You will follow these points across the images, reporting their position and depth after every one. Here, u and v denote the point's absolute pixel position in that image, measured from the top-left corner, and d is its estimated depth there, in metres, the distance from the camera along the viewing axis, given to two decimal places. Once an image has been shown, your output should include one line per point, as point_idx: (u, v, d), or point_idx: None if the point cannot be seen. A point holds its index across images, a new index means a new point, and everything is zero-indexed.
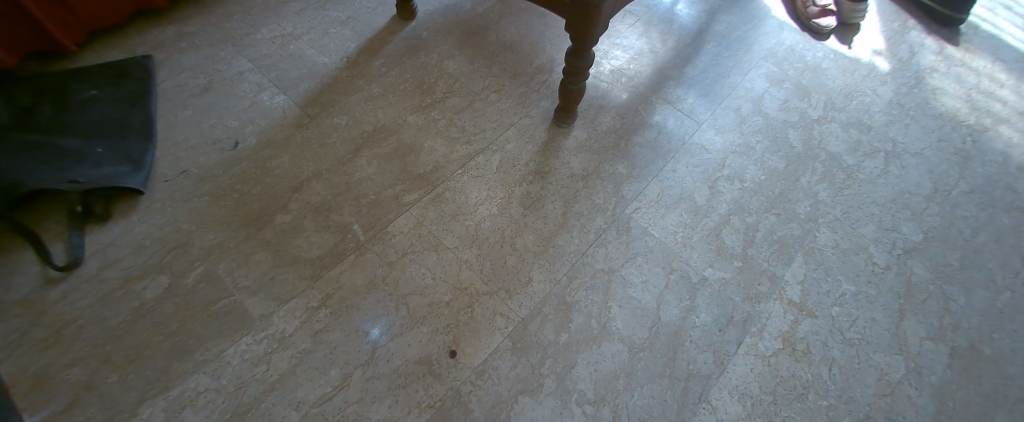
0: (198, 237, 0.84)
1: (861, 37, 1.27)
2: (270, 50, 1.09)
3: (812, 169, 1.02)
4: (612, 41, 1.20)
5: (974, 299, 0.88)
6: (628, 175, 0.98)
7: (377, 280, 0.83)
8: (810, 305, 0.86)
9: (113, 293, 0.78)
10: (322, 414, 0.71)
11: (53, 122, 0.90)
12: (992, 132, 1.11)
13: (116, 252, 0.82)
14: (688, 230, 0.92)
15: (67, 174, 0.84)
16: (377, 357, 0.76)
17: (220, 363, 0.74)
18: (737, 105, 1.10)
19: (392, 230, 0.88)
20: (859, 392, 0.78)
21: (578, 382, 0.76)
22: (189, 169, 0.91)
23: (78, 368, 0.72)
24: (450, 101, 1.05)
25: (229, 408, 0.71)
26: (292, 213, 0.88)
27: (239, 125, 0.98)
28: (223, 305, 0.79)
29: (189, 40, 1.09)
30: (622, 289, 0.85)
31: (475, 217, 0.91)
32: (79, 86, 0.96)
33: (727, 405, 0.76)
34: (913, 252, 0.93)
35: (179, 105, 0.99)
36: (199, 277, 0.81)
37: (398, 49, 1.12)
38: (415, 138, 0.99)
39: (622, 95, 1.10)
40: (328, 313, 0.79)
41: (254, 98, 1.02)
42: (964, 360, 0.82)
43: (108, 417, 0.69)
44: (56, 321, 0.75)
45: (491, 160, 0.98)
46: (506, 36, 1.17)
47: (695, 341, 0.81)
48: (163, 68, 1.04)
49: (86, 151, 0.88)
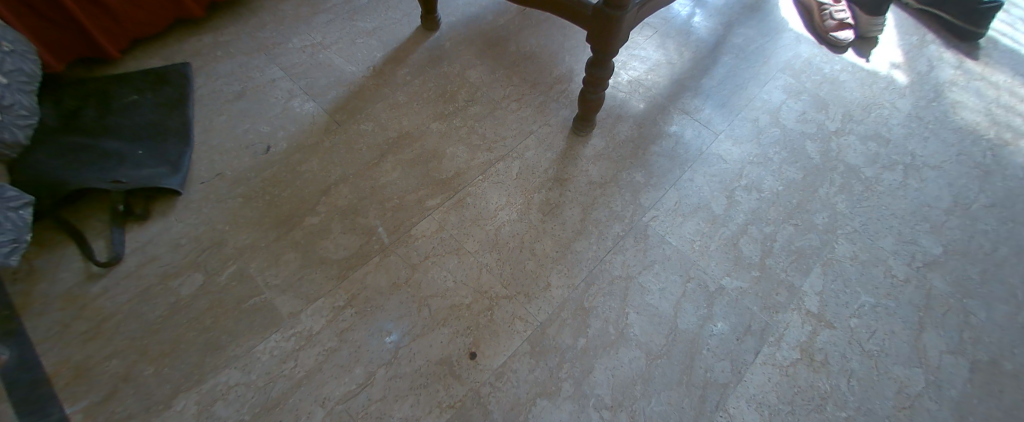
0: (230, 237, 0.88)
1: (880, 51, 1.27)
2: (300, 59, 1.13)
3: (829, 180, 1.03)
4: (630, 52, 1.22)
5: (995, 314, 0.88)
6: (646, 184, 1.00)
7: (400, 282, 0.85)
8: (828, 316, 0.86)
9: (150, 289, 0.82)
10: (347, 411, 0.73)
11: (96, 125, 0.95)
12: (1013, 146, 1.10)
13: (154, 250, 0.86)
14: (706, 239, 0.94)
15: (109, 175, 0.88)
16: (400, 356, 0.78)
17: (250, 359, 0.77)
18: (755, 117, 1.12)
19: (415, 234, 0.90)
20: (878, 404, 0.78)
21: (596, 386, 0.77)
22: (222, 171, 0.95)
23: (116, 360, 0.75)
24: (472, 109, 1.08)
25: (258, 402, 0.73)
26: (320, 216, 0.91)
27: (269, 130, 1.02)
28: (253, 302, 0.82)
29: (223, 49, 1.13)
30: (639, 295, 0.87)
31: (495, 222, 0.93)
32: (120, 91, 1.01)
33: (744, 413, 0.77)
34: (933, 265, 0.93)
35: (213, 111, 1.03)
36: (230, 276, 0.84)
37: (422, 59, 1.15)
38: (438, 145, 1.02)
39: (640, 106, 1.12)
40: (353, 313, 0.82)
41: (284, 105, 1.06)
42: (986, 374, 0.82)
43: (144, 408, 0.72)
44: (96, 315, 0.79)
45: (512, 167, 1.00)
46: (527, 47, 1.20)
47: (712, 348, 0.82)
48: (199, 75, 1.08)
49: (127, 153, 0.92)
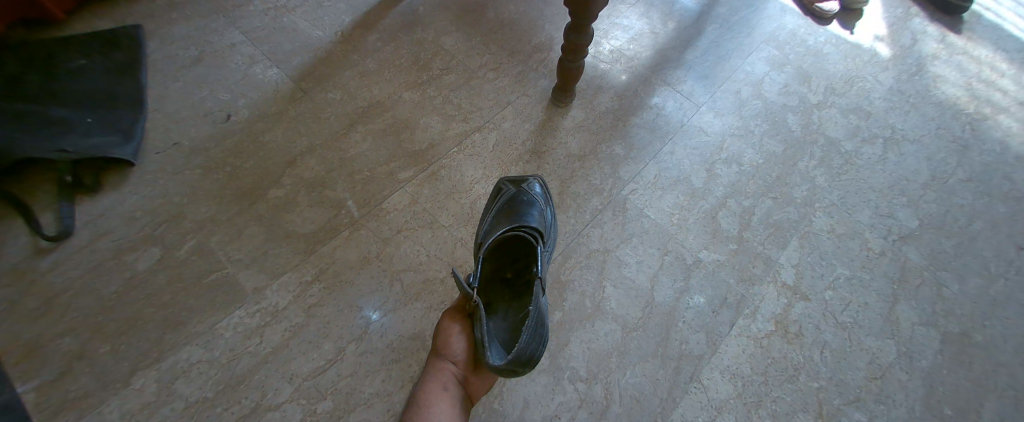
0: (191, 210, 0.84)
1: (863, 23, 1.25)
2: (263, 23, 1.07)
3: (810, 153, 1.02)
4: (612, 20, 1.18)
5: (966, 286, 0.89)
6: (625, 157, 0.97)
7: (371, 256, 0.82)
8: (804, 288, 0.86)
9: (104, 264, 0.78)
10: (315, 387, 0.71)
11: (40, 91, 0.88)
12: (991, 121, 1.10)
13: (107, 223, 0.81)
14: (684, 212, 0.92)
15: (56, 144, 0.82)
16: (371, 332, 0.76)
17: (213, 336, 0.74)
18: (737, 89, 1.09)
19: (386, 207, 0.87)
20: (850, 375, 0.79)
21: (571, 360, 0.77)
22: (181, 141, 0.90)
23: (68, 339, 0.71)
24: (447, 78, 1.04)
25: (222, 380, 0.71)
26: (286, 188, 0.87)
27: (231, 98, 0.96)
28: (216, 277, 0.78)
29: (179, 11, 1.07)
30: (616, 269, 0.85)
31: (470, 195, 0.90)
32: (66, 55, 0.94)
33: (718, 384, 0.77)
34: (908, 238, 0.93)
35: (169, 77, 0.97)
36: (191, 250, 0.80)
37: (394, 25, 1.10)
38: (411, 114, 0.98)
39: (622, 77, 1.08)
40: (321, 289, 0.79)
41: (247, 71, 1.00)
42: (956, 345, 0.83)
43: (100, 387, 0.69)
44: (46, 291, 0.75)
45: (488, 139, 0.97)
46: (505, 13, 1.15)
47: (688, 321, 0.81)
48: (153, 38, 1.02)
49: (75, 120, 0.86)
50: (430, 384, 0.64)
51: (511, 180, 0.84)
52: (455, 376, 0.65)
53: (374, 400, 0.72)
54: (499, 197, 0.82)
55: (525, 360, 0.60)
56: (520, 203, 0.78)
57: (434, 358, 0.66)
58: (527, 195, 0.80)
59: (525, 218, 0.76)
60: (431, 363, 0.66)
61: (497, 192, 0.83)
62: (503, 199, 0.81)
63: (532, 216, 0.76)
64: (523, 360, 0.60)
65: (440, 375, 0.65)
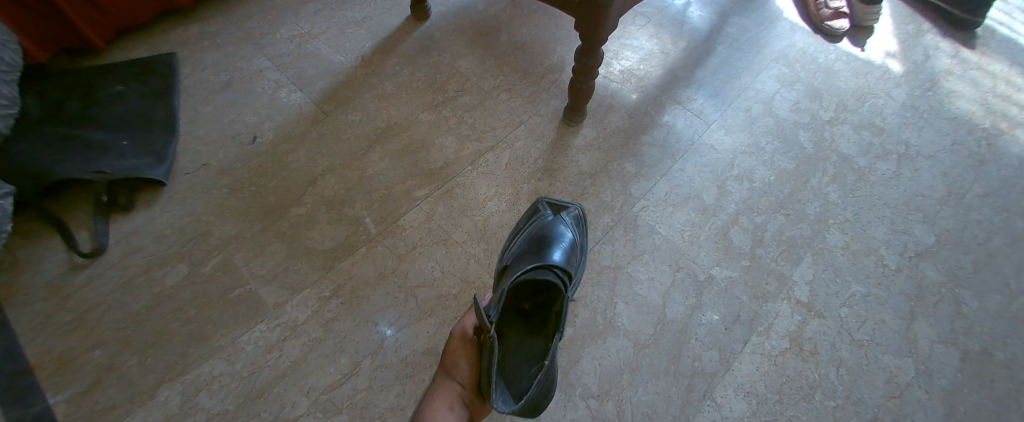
0: (217, 227, 0.87)
1: (874, 40, 1.26)
2: (287, 49, 1.12)
3: (822, 170, 1.02)
4: (622, 41, 1.21)
5: (987, 303, 0.87)
6: (636, 174, 0.99)
7: (387, 272, 0.84)
8: (818, 305, 0.86)
9: (134, 279, 0.81)
10: (332, 401, 0.73)
11: (80, 115, 0.94)
12: (1008, 136, 1.09)
13: (139, 240, 0.85)
14: (695, 229, 0.93)
15: (93, 165, 0.87)
16: (387, 347, 0.78)
17: (235, 349, 0.76)
18: (747, 106, 1.10)
19: (402, 225, 0.90)
20: (867, 394, 0.78)
21: (583, 376, 0.78)
22: (209, 162, 0.95)
23: (99, 351, 0.75)
24: (461, 99, 1.07)
25: (243, 392, 0.73)
26: (306, 206, 0.91)
27: (256, 120, 1.01)
28: (238, 293, 0.81)
29: (210, 39, 1.13)
30: (628, 285, 0.86)
31: (483, 212, 0.92)
32: (105, 81, 1.00)
33: (732, 402, 0.76)
34: (925, 255, 0.92)
35: (200, 101, 1.03)
36: (216, 266, 0.83)
37: (411, 49, 1.14)
38: (427, 135, 1.01)
39: (632, 96, 1.11)
40: (339, 304, 0.81)
41: (272, 95, 1.05)
42: (976, 364, 0.81)
43: (128, 398, 0.72)
44: (80, 305, 0.78)
45: (501, 158, 0.99)
46: (518, 36, 1.19)
47: (700, 338, 0.82)
48: (185, 65, 1.08)
49: (112, 143, 0.91)
50: (437, 399, 0.64)
51: (550, 204, 0.87)
52: (461, 396, 0.66)
53: (389, 414, 0.73)
54: (534, 219, 0.84)
55: (531, 407, 0.61)
56: (552, 233, 0.80)
57: (444, 375, 0.67)
58: (561, 226, 0.82)
59: (555, 251, 0.77)
60: (438, 380, 0.67)
61: (534, 212, 0.85)
62: (539, 220, 0.83)
63: (562, 248, 0.78)
64: (530, 407, 0.61)
65: (446, 391, 0.65)
